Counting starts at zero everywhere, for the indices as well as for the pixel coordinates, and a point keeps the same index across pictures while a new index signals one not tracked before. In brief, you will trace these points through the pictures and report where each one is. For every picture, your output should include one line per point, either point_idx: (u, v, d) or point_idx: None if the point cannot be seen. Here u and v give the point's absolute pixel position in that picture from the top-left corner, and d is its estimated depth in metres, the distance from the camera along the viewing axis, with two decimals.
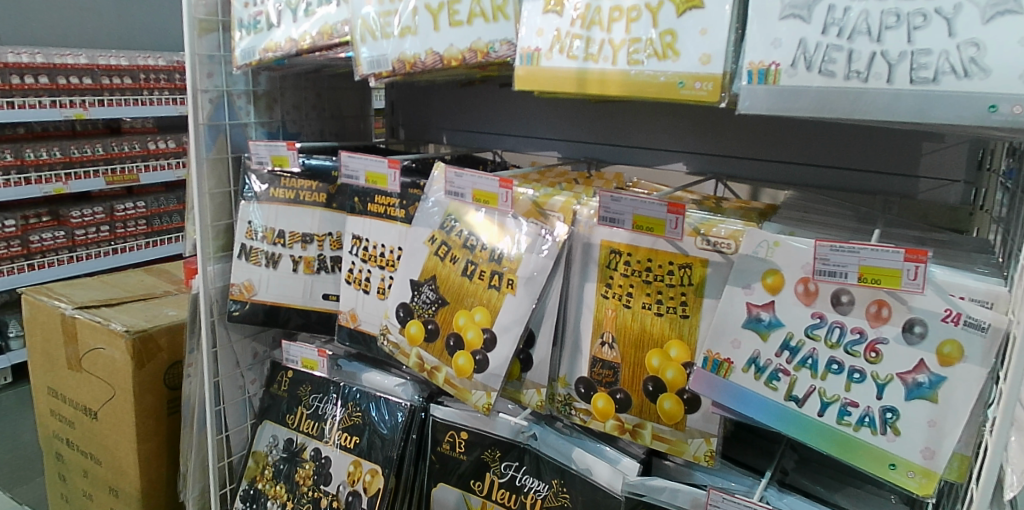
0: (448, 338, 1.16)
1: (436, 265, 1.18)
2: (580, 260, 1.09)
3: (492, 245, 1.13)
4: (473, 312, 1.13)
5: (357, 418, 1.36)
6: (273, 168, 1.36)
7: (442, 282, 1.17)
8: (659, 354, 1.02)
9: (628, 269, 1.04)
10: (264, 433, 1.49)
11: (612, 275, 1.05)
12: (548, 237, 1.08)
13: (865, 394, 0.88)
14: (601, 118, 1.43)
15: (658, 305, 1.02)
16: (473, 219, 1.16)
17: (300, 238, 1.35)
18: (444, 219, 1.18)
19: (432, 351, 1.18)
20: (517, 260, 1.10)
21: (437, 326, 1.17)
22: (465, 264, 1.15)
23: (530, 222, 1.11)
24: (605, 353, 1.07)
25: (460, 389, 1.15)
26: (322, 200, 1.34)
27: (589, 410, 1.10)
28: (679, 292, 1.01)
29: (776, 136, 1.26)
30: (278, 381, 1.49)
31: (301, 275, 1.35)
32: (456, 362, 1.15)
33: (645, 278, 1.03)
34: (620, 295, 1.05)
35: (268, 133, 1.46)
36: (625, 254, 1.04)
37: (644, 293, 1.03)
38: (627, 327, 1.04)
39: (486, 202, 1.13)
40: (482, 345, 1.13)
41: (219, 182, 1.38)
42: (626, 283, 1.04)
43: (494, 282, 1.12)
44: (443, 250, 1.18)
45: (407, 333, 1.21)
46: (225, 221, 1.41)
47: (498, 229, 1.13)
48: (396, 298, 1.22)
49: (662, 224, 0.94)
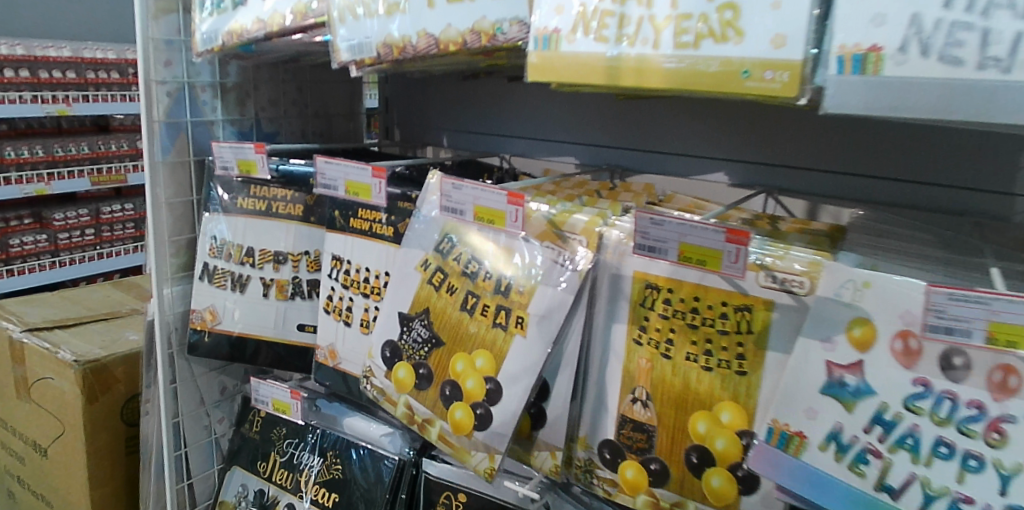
0: (441, 386, 0.95)
1: (429, 296, 0.97)
2: (607, 296, 0.87)
3: (497, 273, 0.92)
4: (473, 356, 0.93)
5: (337, 472, 1.16)
6: (238, 174, 1.15)
7: (437, 318, 0.96)
8: (705, 418, 0.81)
9: (668, 310, 0.82)
10: (232, 481, 1.28)
11: (647, 316, 0.83)
12: (566, 267, 0.87)
13: (985, 489, 0.64)
14: (627, 119, 1.21)
15: (706, 357, 0.80)
16: (474, 241, 0.95)
17: (271, 258, 1.15)
18: (439, 240, 0.97)
19: (424, 400, 0.97)
20: (528, 294, 0.89)
21: (429, 371, 0.97)
22: (465, 297, 0.94)
23: (543, 246, 0.89)
24: (637, 412, 0.86)
25: (456, 448, 0.95)
26: (296, 212, 1.14)
27: (615, 481, 0.89)
28: (735, 341, 0.79)
29: (839, 141, 1.04)
30: (250, 421, 1.30)
31: (273, 301, 1.15)
32: (451, 416, 0.94)
33: (690, 322, 0.81)
34: (658, 342, 0.83)
35: (238, 133, 1.26)
36: (664, 290, 0.82)
37: (689, 341, 0.81)
38: (666, 383, 0.83)
39: (491, 221, 0.92)
40: (483, 397, 0.92)
41: (179, 190, 1.18)
42: (666, 327, 0.82)
43: (499, 320, 0.91)
44: (439, 278, 0.96)
45: (393, 378, 1.00)
46: (187, 235, 1.21)
47: (504, 255, 0.92)
48: (381, 334, 1.01)
49: (717, 256, 0.73)
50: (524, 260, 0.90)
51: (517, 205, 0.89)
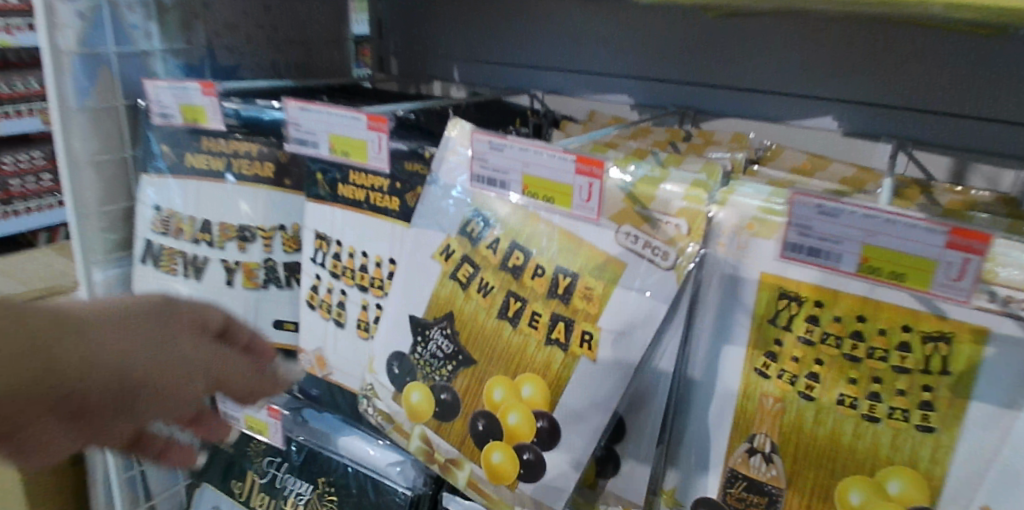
0: (472, 419, 0.69)
1: (453, 298, 0.70)
2: (715, 306, 0.60)
3: (553, 269, 0.65)
4: (518, 383, 0.66)
5: (332, 505, 0.91)
6: (183, 123, 0.86)
7: (466, 328, 0.69)
8: (862, 487, 0.55)
9: (813, 333, 0.56)
10: (201, 503, 1.04)
11: (780, 338, 0.57)
12: (657, 265, 0.60)
13: None
14: (699, 45, 0.92)
15: (871, 403, 0.54)
16: (517, 222, 0.66)
17: (235, 235, 0.87)
18: (466, 219, 0.69)
19: (448, 435, 0.70)
20: (599, 301, 0.62)
21: (456, 397, 0.70)
22: (507, 300, 0.67)
23: (621, 234, 0.62)
24: (754, 468, 0.61)
25: (493, 500, 0.69)
26: (261, 172, 0.85)
27: None
28: (922, 385, 0.52)
29: (1006, 74, 0.75)
30: (222, 429, 1.04)
31: (240, 291, 0.88)
32: (487, 460, 0.68)
33: (849, 352, 0.54)
34: (793, 376, 0.57)
35: (181, 66, 0.96)
36: (809, 304, 0.55)
37: (844, 379, 0.55)
38: (804, 433, 0.57)
39: (550, 199, 0.63)
40: (533, 438, 0.65)
41: (101, 144, 0.88)
42: (809, 356, 0.56)
43: (555, 336, 0.64)
44: (467, 273, 0.69)
45: (404, 400, 0.73)
46: (121, 203, 0.92)
47: (561, 241, 0.64)
48: (384, 343, 0.75)
49: (927, 265, 0.45)
50: (590, 252, 0.63)
51: (593, 177, 0.59)
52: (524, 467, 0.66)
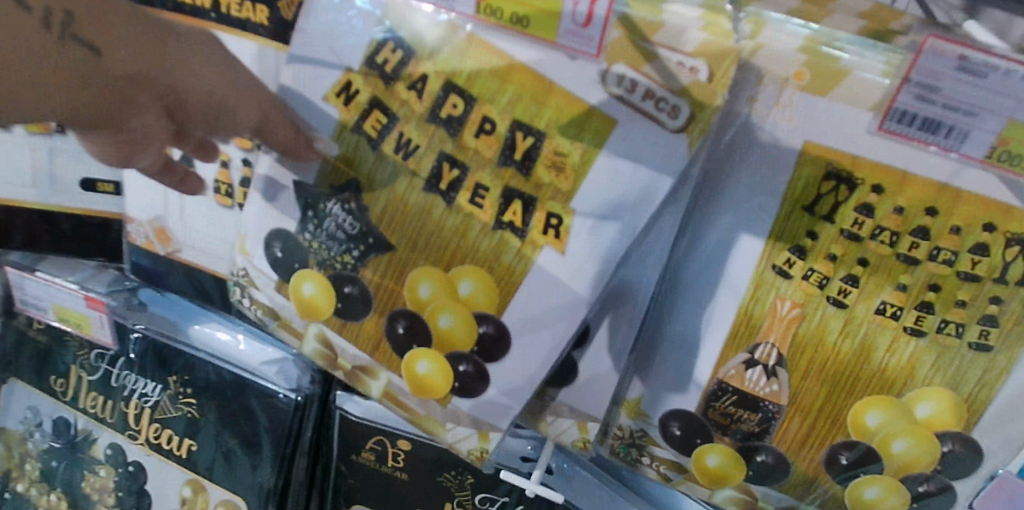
0: (390, 320, 0.51)
1: (353, 159, 0.48)
2: (733, 184, 0.44)
3: (509, 125, 0.44)
4: (454, 277, 0.48)
5: (190, 410, 0.72)
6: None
7: (377, 202, 0.48)
8: (883, 408, 0.46)
9: (863, 226, 0.42)
10: (13, 404, 0.81)
11: (816, 231, 0.43)
12: (663, 127, 0.41)
13: None
14: None
15: (920, 314, 0.43)
16: (456, 50, 0.43)
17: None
18: (375, 46, 0.45)
19: (354, 339, 0.52)
20: (575, 175, 0.43)
21: (364, 291, 0.50)
22: (439, 167, 0.46)
23: (611, 74, 0.41)
24: (749, 382, 0.49)
25: (414, 416, 0.53)
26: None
27: (683, 468, 0.54)
28: (991, 295, 0.41)
29: None
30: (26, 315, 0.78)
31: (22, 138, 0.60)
32: (408, 371, 0.51)
33: (906, 252, 0.41)
34: (825, 278, 0.44)
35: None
36: (867, 190, 0.41)
37: (892, 285, 0.42)
38: (824, 347, 0.46)
39: (521, 20, 0.41)
40: (472, 345, 0.49)
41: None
42: (852, 255, 0.43)
43: (507, 220, 0.46)
44: (377, 124, 0.46)
45: (291, 291, 0.52)
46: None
47: (521, 83, 0.43)
48: (256, 220, 0.52)
49: None
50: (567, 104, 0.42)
51: None
52: (457, 380, 0.50)
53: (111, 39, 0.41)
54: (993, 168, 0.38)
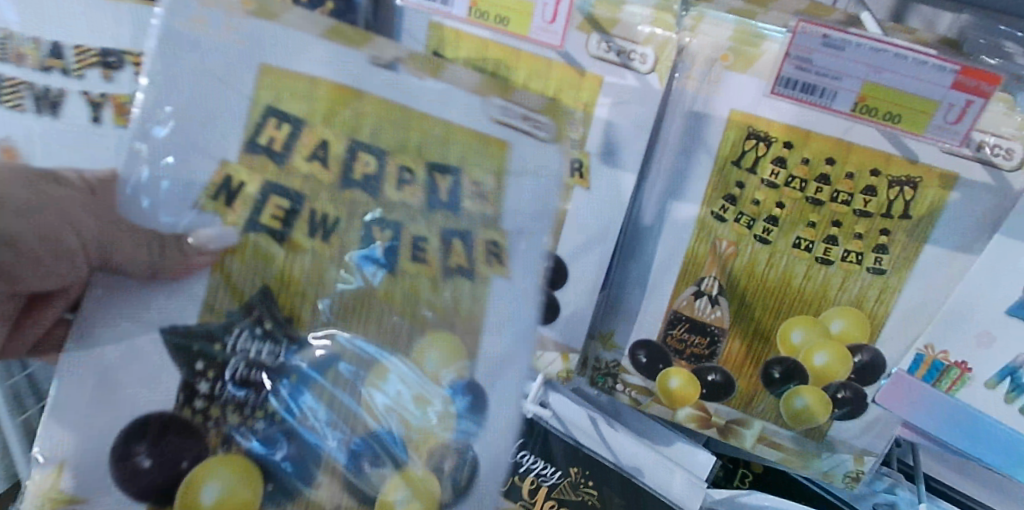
0: (390, 411, 0.48)
1: (258, 257, 0.47)
2: (678, 147, 0.55)
3: (425, 172, 0.46)
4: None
5: None
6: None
7: (307, 287, 0.47)
8: (806, 325, 0.56)
9: (779, 175, 0.52)
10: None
11: (743, 180, 0.54)
12: (637, 71, 0.52)
13: None
14: None
15: (828, 246, 0.53)
16: (369, 116, 0.46)
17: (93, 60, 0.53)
18: (258, 120, 0.46)
19: (322, 502, 0.46)
20: (497, 200, 0.46)
21: (313, 444, 0.46)
22: (360, 232, 0.46)
23: (594, 46, 0.52)
24: (700, 309, 0.60)
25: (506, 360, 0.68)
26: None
27: (649, 391, 0.65)
28: (880, 229, 0.51)
29: None
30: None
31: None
32: (385, 504, 0.46)
33: (813, 195, 0.52)
34: (753, 219, 0.55)
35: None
36: (779, 145, 0.51)
37: (804, 223, 0.53)
38: (756, 275, 0.57)
39: (502, 21, 0.50)
40: (451, 430, 0.46)
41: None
42: (771, 199, 0.53)
43: (457, 264, 0.46)
44: (257, 209, 0.46)
45: (182, 506, 0.45)
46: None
47: (434, 120, 0.46)
48: (131, 404, 0.46)
49: (924, 110, 0.42)
50: (458, 148, 0.46)
51: None
52: (437, 486, 0.46)
53: None
54: (870, 122, 0.43)
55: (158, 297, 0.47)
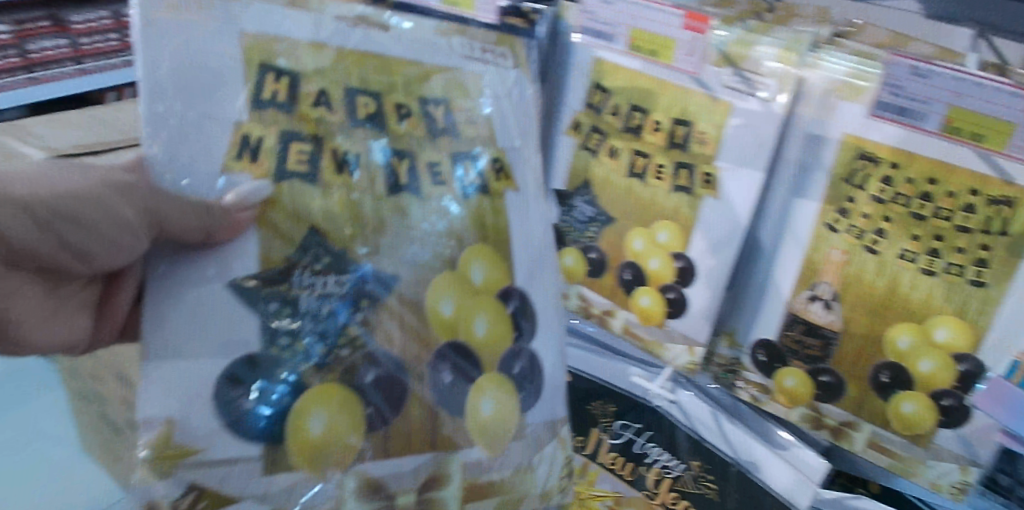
0: (619, 269, 0.77)
1: (298, 202, 0.54)
2: (797, 165, 0.64)
3: (415, 103, 0.58)
4: (653, 230, 0.73)
5: None
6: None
7: (346, 227, 0.55)
8: (913, 332, 0.62)
9: (886, 192, 0.60)
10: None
11: (853, 196, 0.61)
12: (763, 98, 0.63)
13: None
14: None
15: (931, 258, 0.59)
16: (284, 55, 0.54)
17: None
18: (258, 77, 0.53)
19: (409, 450, 0.56)
20: (479, 112, 0.60)
21: (343, 372, 0.54)
22: (388, 163, 0.57)
23: (725, 78, 0.64)
24: (815, 313, 0.66)
25: (646, 341, 0.78)
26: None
27: (767, 388, 0.72)
28: (979, 244, 0.57)
29: None
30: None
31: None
32: (479, 421, 0.58)
33: (916, 210, 0.59)
34: (863, 230, 0.62)
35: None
36: (886, 165, 0.59)
37: (908, 236, 0.60)
38: (866, 283, 0.63)
39: (653, 53, 0.66)
40: (510, 331, 0.60)
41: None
42: (879, 213, 0.60)
43: (488, 184, 0.60)
44: (271, 159, 0.53)
45: (296, 443, 0.52)
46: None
47: (288, 45, 0.54)
48: (161, 408, 0.48)
49: (1003, 130, 0.54)
50: (439, 73, 0.59)
51: (698, 31, 0.63)
52: (522, 386, 0.60)
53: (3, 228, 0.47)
54: (957, 140, 0.56)
55: (173, 261, 0.51)
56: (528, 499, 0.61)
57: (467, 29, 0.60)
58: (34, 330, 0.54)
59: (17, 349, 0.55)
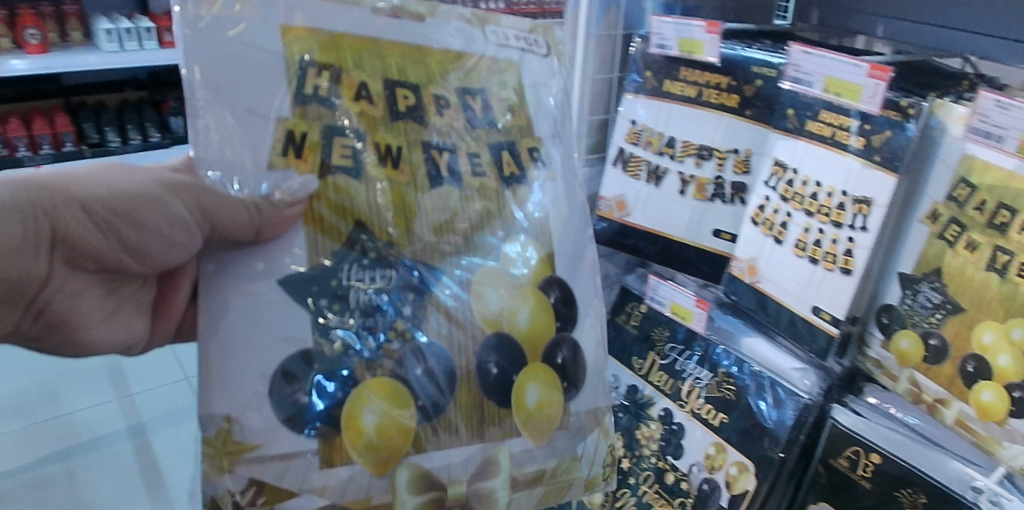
0: (961, 362, 0.64)
1: (339, 194, 0.45)
2: None
3: (456, 93, 0.49)
4: (1008, 325, 0.61)
5: (729, 393, 0.85)
6: (677, 55, 0.81)
7: (393, 222, 0.47)
8: None
9: None
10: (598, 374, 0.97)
11: None
12: None
13: None
14: None
15: None
16: (370, 58, 0.47)
17: (694, 151, 0.81)
18: (301, 72, 0.45)
19: (459, 440, 0.47)
20: (525, 113, 0.52)
21: (393, 368, 0.45)
22: (427, 158, 0.48)
23: None
24: None
25: (980, 437, 0.65)
26: (644, 83, 0.84)
27: None
28: None
29: None
30: (626, 312, 0.98)
31: (688, 202, 0.83)
32: (523, 412, 0.49)
33: None
34: None
35: (662, 3, 0.91)
36: None
37: None
38: None
39: None
40: (555, 321, 0.51)
41: (601, 65, 0.92)
42: None
43: (509, 174, 0.51)
44: (317, 154, 0.45)
45: (347, 434, 0.43)
46: (599, 114, 0.96)
47: (391, 50, 0.47)
48: (230, 401, 0.42)
49: None
50: (489, 68, 0.51)
51: None
52: (563, 378, 0.51)
53: None
54: None
55: (221, 261, 0.44)
56: (574, 487, 0.52)
57: (500, 17, 0.52)
58: (94, 332, 0.49)
59: (78, 349, 0.49)
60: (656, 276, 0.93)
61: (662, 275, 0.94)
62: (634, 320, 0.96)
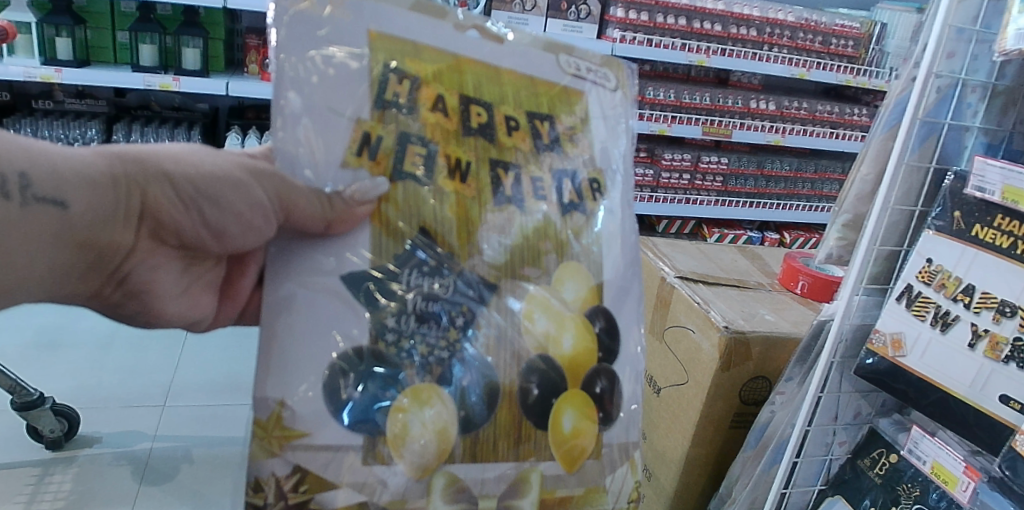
0: None
1: (408, 198, 0.47)
2: None
3: (525, 116, 0.51)
4: None
5: None
6: (998, 203, 0.64)
7: (455, 234, 0.48)
8: None
9: None
10: None
11: None
12: None
13: None
14: None
15: None
16: (453, 74, 0.49)
17: (994, 305, 0.64)
18: (381, 76, 0.46)
19: (494, 453, 0.47)
20: (585, 134, 0.53)
21: (438, 376, 0.46)
22: (492, 175, 0.49)
23: None
24: None
25: None
26: (950, 224, 0.68)
27: None
28: None
29: None
30: (871, 457, 0.81)
31: (975, 359, 0.65)
32: (558, 438, 0.48)
33: None
34: None
35: (985, 142, 0.72)
36: None
37: None
38: None
39: None
40: (597, 351, 0.50)
41: (906, 196, 0.72)
42: None
43: (570, 200, 0.51)
44: (389, 159, 0.47)
45: (388, 440, 0.44)
46: (891, 245, 0.75)
47: (476, 72, 0.49)
48: (280, 384, 0.42)
49: None
50: (558, 91, 0.52)
51: None
52: (600, 407, 0.50)
53: (75, 221, 0.40)
54: None
55: (284, 247, 0.46)
56: None
57: (575, 47, 0.53)
58: (166, 305, 0.49)
59: (150, 319, 0.49)
60: (916, 427, 0.74)
61: (928, 428, 0.75)
62: (880, 469, 0.79)
